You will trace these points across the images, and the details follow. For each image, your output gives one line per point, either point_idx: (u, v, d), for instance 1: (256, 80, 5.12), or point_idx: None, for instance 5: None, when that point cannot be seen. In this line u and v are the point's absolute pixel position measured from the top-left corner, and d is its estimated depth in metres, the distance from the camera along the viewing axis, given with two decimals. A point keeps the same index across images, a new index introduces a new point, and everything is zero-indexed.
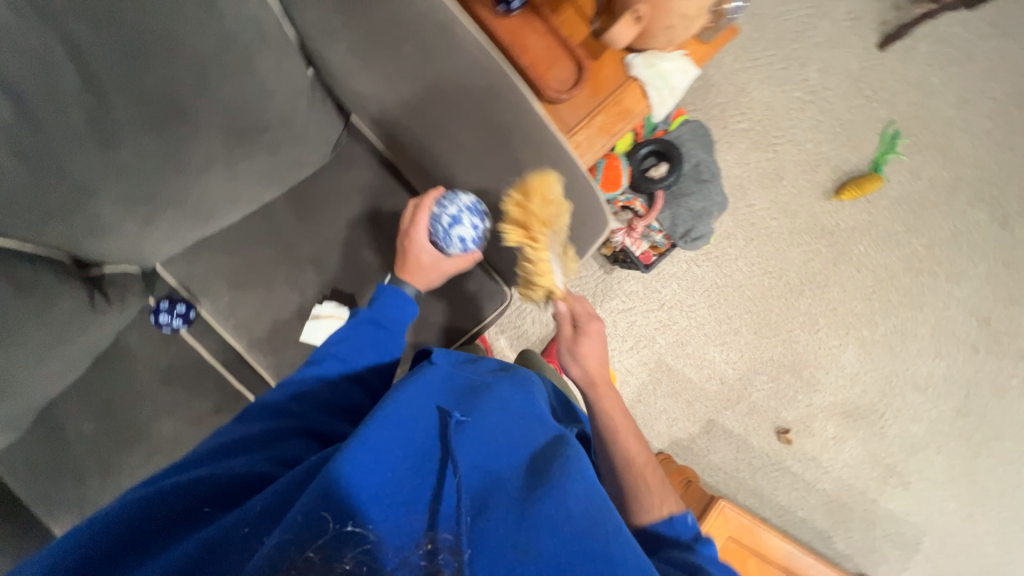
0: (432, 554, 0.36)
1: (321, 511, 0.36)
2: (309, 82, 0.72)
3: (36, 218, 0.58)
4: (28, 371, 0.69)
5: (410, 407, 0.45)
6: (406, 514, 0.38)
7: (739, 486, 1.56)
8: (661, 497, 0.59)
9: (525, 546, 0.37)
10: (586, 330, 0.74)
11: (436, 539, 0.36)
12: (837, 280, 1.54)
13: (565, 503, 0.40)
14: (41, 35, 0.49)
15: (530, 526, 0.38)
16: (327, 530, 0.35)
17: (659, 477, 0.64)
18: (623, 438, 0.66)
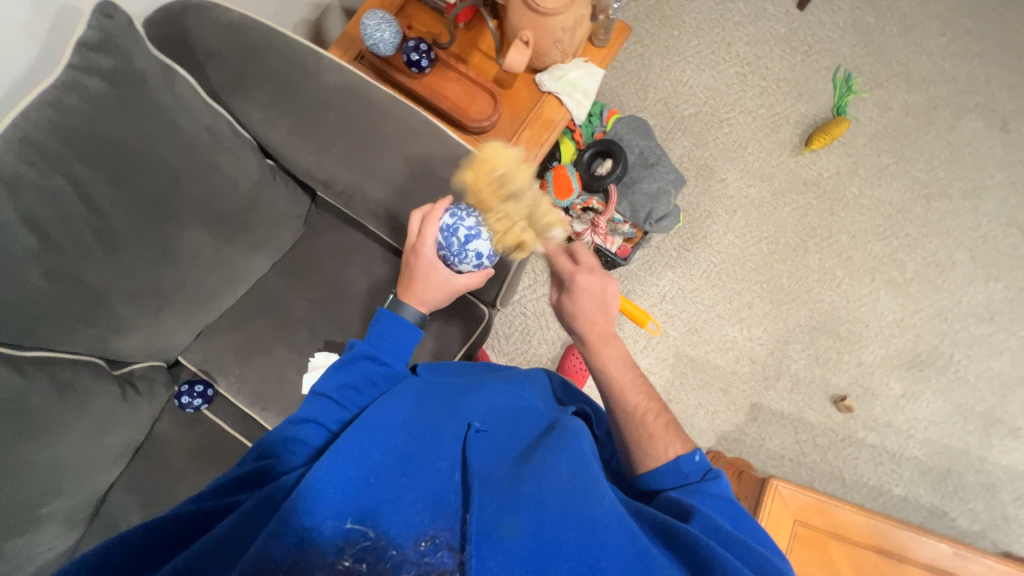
0: (437, 545, 0.45)
1: (339, 525, 0.45)
2: (270, 169, 0.87)
3: (67, 324, 0.72)
4: (77, 464, 0.79)
5: (400, 434, 0.54)
6: (409, 519, 0.46)
7: (812, 473, 1.40)
8: (665, 442, 0.66)
9: (511, 524, 0.45)
10: (574, 287, 0.77)
11: (438, 534, 0.45)
12: (840, 229, 1.48)
13: (542, 483, 0.50)
14: (56, 181, 0.65)
15: (514, 505, 0.47)
16: (347, 540, 0.44)
17: (665, 420, 0.69)
18: (624, 390, 0.73)
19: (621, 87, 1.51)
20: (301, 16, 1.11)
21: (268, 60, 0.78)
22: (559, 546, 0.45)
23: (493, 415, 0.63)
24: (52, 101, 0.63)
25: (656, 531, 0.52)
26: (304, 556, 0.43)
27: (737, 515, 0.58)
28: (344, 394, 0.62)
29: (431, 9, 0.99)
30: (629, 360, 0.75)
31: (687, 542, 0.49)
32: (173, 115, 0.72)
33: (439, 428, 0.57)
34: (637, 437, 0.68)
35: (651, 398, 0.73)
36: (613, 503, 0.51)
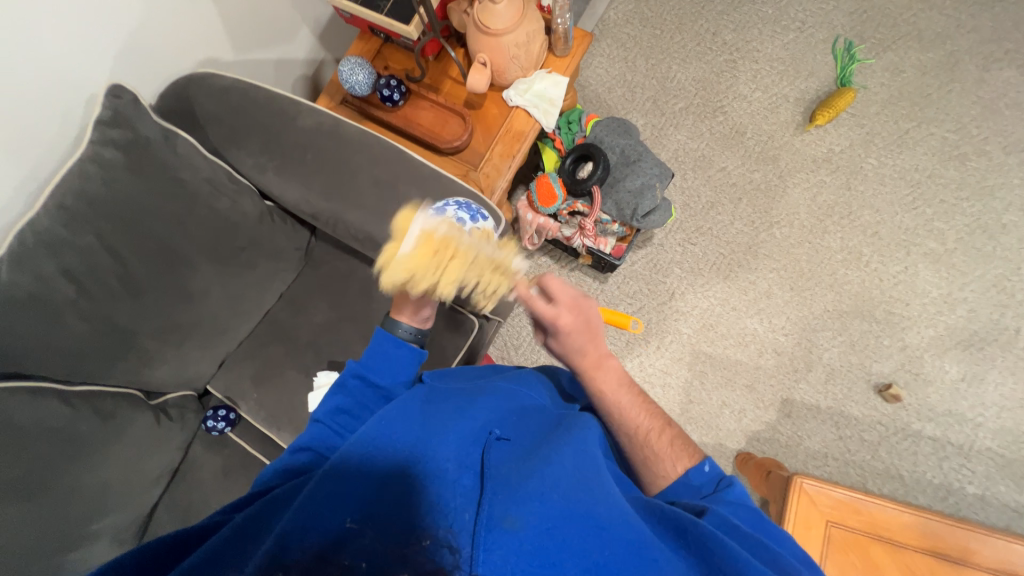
0: (435, 543, 0.43)
1: (341, 524, 0.45)
2: (268, 209, 0.97)
3: (104, 359, 0.84)
4: (120, 486, 0.89)
5: (402, 433, 0.54)
6: (407, 519, 0.45)
7: (864, 472, 1.27)
8: (673, 460, 0.63)
9: (513, 517, 0.45)
10: (559, 330, 0.72)
11: (436, 531, 0.44)
12: (861, 204, 1.39)
13: (544, 479, 0.49)
14: (86, 237, 0.78)
15: (514, 501, 0.46)
16: (347, 540, 0.44)
17: (671, 436, 0.66)
18: (625, 414, 0.68)
19: (607, 91, 1.50)
20: (298, 72, 1.24)
21: (255, 114, 0.90)
22: (561, 540, 0.44)
23: (500, 414, 0.61)
24: (79, 172, 0.78)
25: (665, 525, 0.50)
26: (305, 557, 0.43)
27: (754, 515, 0.55)
28: (340, 416, 0.62)
29: (403, 47, 1.06)
30: (626, 381, 0.71)
31: (694, 535, 0.48)
32: (176, 171, 0.84)
33: (442, 424, 0.56)
34: (645, 461, 0.65)
35: (654, 416, 0.69)
36: (616, 500, 0.50)
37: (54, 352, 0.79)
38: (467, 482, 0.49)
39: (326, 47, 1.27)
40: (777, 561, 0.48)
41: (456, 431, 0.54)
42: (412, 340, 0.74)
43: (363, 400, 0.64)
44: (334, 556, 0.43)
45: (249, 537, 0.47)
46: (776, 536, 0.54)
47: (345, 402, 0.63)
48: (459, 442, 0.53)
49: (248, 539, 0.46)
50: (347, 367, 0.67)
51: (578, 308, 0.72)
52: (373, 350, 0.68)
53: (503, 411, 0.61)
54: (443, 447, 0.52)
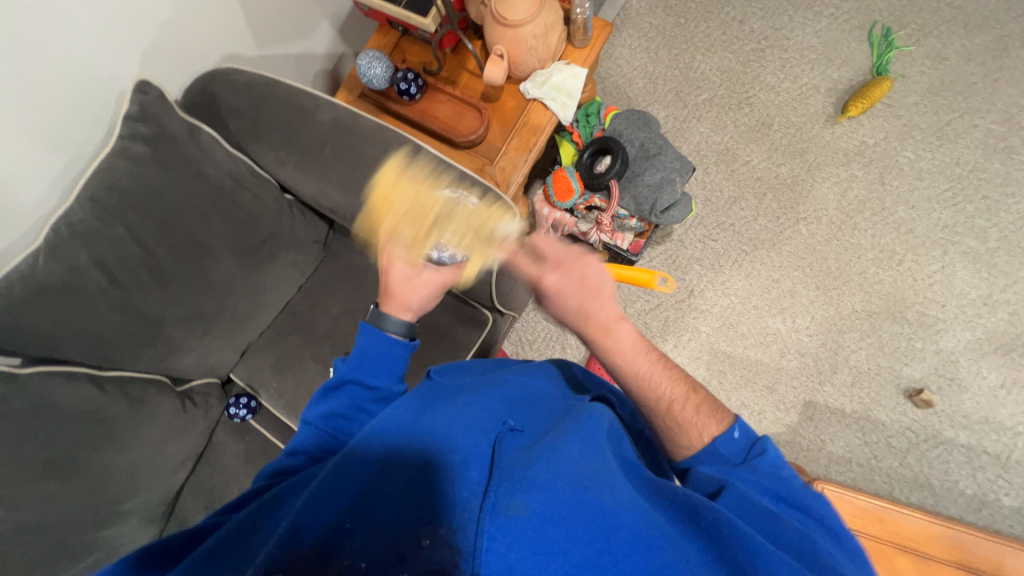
0: (436, 541, 0.43)
1: (340, 526, 0.45)
2: (288, 203, 0.99)
3: (133, 346, 0.88)
4: (148, 468, 0.93)
5: (405, 429, 0.54)
6: (407, 517, 0.45)
7: (891, 479, 1.22)
8: (697, 428, 0.60)
9: (518, 504, 0.44)
10: (560, 288, 0.71)
11: (436, 530, 0.44)
12: (895, 199, 1.32)
13: (550, 466, 0.48)
14: (116, 229, 0.82)
15: (518, 488, 0.46)
16: (347, 539, 0.44)
17: (696, 402, 0.63)
18: (646, 381, 0.66)
19: (628, 83, 1.45)
20: (319, 67, 1.25)
21: (275, 109, 0.91)
22: (566, 530, 0.43)
23: (507, 403, 0.60)
24: (109, 166, 0.81)
25: (676, 509, 0.48)
26: (306, 555, 0.43)
27: (782, 488, 0.53)
28: (335, 420, 0.61)
29: (420, 40, 1.05)
30: (643, 346, 0.68)
31: (707, 521, 0.46)
32: (200, 165, 0.87)
33: (445, 417, 0.56)
34: (668, 431, 0.63)
35: (677, 381, 0.66)
36: (622, 488, 0.49)
37: (86, 339, 0.83)
38: (472, 474, 0.48)
39: (346, 41, 1.28)
40: (797, 546, 0.47)
41: (460, 423, 0.54)
42: (404, 335, 0.69)
43: (358, 400, 0.63)
44: (335, 556, 0.43)
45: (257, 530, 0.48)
46: (805, 508, 0.52)
47: (338, 405, 0.62)
48: (460, 434, 0.53)
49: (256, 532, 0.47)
50: (338, 371, 0.65)
51: (577, 273, 0.71)
52: (364, 348, 0.66)
53: (507, 402, 0.61)
54: (446, 441, 0.52)
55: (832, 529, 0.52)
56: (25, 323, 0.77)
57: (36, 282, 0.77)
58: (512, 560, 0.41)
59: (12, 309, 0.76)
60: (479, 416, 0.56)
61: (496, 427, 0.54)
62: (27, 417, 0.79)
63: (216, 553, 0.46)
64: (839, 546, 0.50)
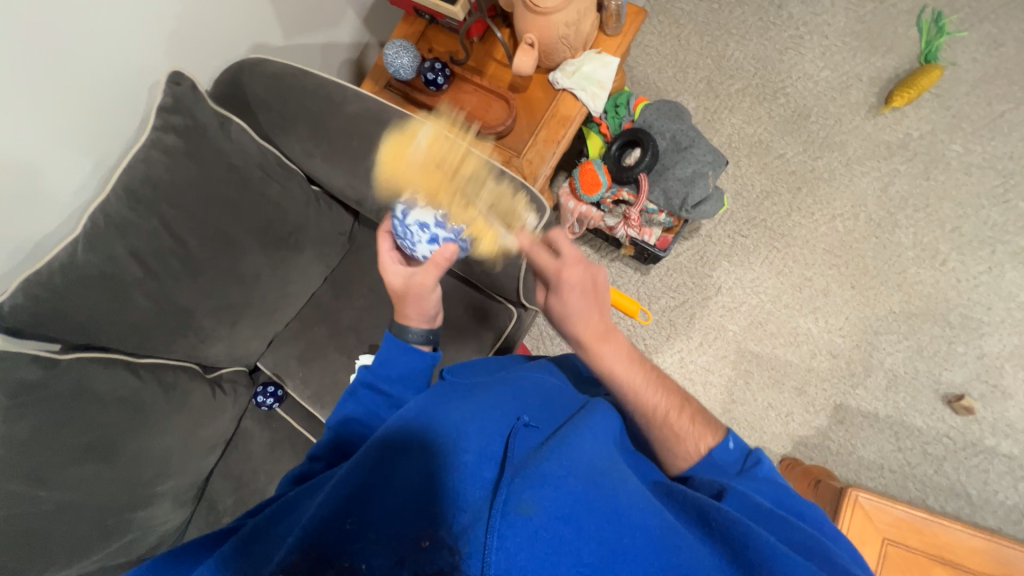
0: (438, 542, 0.42)
1: (340, 525, 0.43)
2: (314, 194, 0.99)
3: (166, 335, 0.90)
4: (180, 454, 0.95)
5: (411, 423, 0.53)
6: (411, 517, 0.44)
7: (925, 487, 1.17)
8: (696, 439, 0.59)
9: (529, 503, 0.43)
10: (560, 283, 0.67)
11: (438, 531, 0.42)
12: (939, 196, 1.26)
13: (562, 463, 0.47)
14: (149, 220, 0.83)
15: (529, 485, 0.44)
16: (349, 541, 0.42)
17: (690, 413, 0.61)
18: (638, 393, 0.62)
19: (657, 72, 1.40)
20: (343, 57, 1.24)
21: (303, 100, 0.91)
22: (577, 528, 0.42)
23: (521, 399, 0.59)
24: (143, 157, 0.81)
25: (687, 510, 0.48)
26: (304, 557, 0.41)
27: (780, 492, 0.53)
28: (353, 424, 0.61)
29: (447, 29, 1.03)
30: (634, 356, 0.65)
31: (718, 521, 0.45)
32: (230, 156, 0.87)
33: (456, 412, 0.54)
34: (666, 442, 0.60)
35: (671, 393, 0.63)
36: (632, 486, 0.48)
37: (121, 328, 0.85)
38: (484, 473, 0.47)
39: (370, 31, 1.27)
40: (804, 546, 0.46)
41: (471, 419, 0.52)
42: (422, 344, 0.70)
43: (375, 407, 0.62)
44: (335, 557, 0.42)
45: (269, 532, 0.46)
46: (806, 513, 0.52)
47: (356, 411, 0.62)
48: (469, 430, 0.51)
49: (268, 533, 0.46)
50: (358, 375, 0.66)
51: (582, 276, 0.67)
52: (381, 357, 0.66)
53: (518, 398, 0.59)
54: (456, 435, 0.50)
55: (834, 530, 0.52)
56: (65, 312, 0.79)
57: (74, 272, 0.79)
58: (522, 563, 0.40)
59: (53, 298, 0.78)
60: (490, 411, 0.54)
61: (511, 424, 0.53)
62: (68, 402, 0.81)
63: (232, 565, 0.44)
64: (844, 548, 0.50)
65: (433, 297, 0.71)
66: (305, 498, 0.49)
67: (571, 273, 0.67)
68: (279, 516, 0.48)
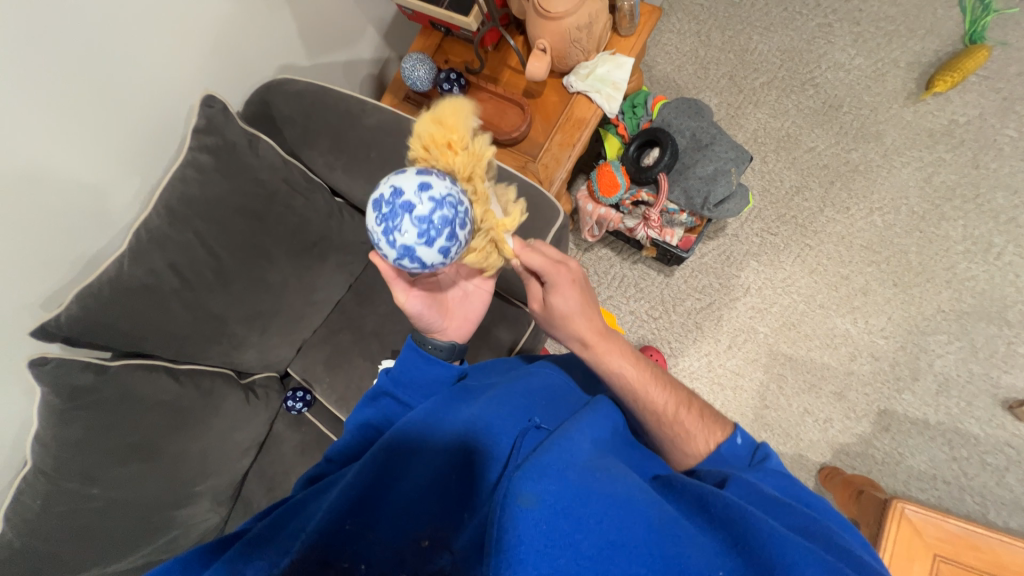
0: (437, 543, 0.43)
1: (342, 527, 0.43)
2: (337, 206, 1.03)
3: (203, 340, 0.95)
4: (216, 456, 1.00)
5: (416, 422, 0.54)
6: (415, 516, 0.44)
7: (985, 500, 1.08)
8: (705, 434, 0.59)
9: (528, 495, 0.42)
10: (559, 282, 0.64)
11: (438, 532, 0.44)
12: (990, 186, 1.18)
13: (561, 456, 0.47)
14: (186, 234, 0.88)
15: (528, 478, 0.44)
16: (351, 542, 0.42)
17: (698, 409, 0.62)
18: (645, 390, 0.62)
19: (677, 70, 1.37)
20: (364, 72, 1.28)
21: (325, 115, 0.96)
22: (579, 520, 0.41)
23: (527, 397, 0.59)
24: (181, 175, 0.87)
25: (687, 501, 0.46)
26: (307, 557, 0.40)
27: (787, 484, 0.51)
28: (368, 430, 0.60)
29: (462, 39, 1.05)
30: (638, 355, 0.65)
31: (717, 509, 0.44)
32: (258, 171, 0.92)
33: (461, 415, 0.54)
34: (675, 440, 0.60)
35: (673, 390, 0.64)
36: (634, 480, 0.47)
37: (161, 335, 0.90)
38: (489, 475, 0.47)
39: (389, 46, 1.31)
40: (810, 532, 0.43)
41: (475, 419, 0.53)
42: (446, 356, 0.68)
43: (388, 412, 0.62)
44: (337, 558, 0.41)
45: (275, 533, 0.46)
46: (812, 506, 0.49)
47: (374, 415, 0.61)
48: (478, 429, 0.51)
49: (274, 533, 0.46)
50: (379, 380, 0.65)
51: (575, 276, 0.65)
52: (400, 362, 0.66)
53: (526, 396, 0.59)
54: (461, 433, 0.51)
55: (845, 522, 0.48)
56: (111, 320, 0.85)
57: (121, 283, 0.85)
58: (523, 553, 0.39)
59: (100, 308, 0.84)
60: (495, 408, 0.55)
61: (521, 424, 0.53)
62: (115, 405, 0.87)
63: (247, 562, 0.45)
64: (856, 539, 0.46)
65: (408, 301, 0.67)
66: (314, 497, 0.50)
67: (565, 274, 0.64)
68: (283, 520, 0.48)
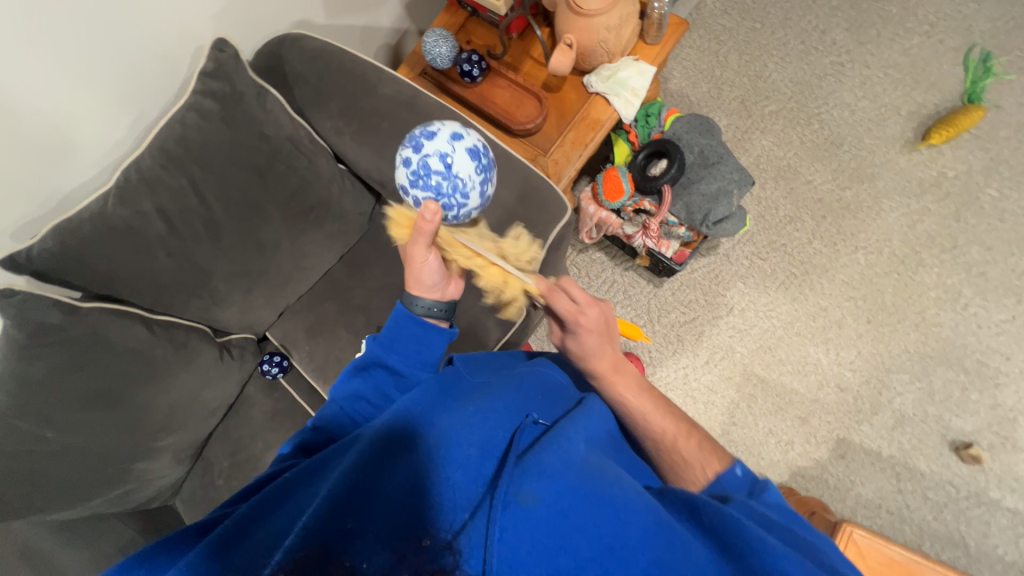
0: (439, 544, 0.40)
1: (340, 525, 0.40)
2: (340, 172, 1.00)
3: (184, 292, 0.91)
4: (185, 412, 0.97)
5: (413, 411, 0.52)
6: (411, 512, 0.42)
7: (921, 533, 1.15)
8: (702, 463, 0.58)
9: (529, 493, 0.42)
10: (578, 328, 0.67)
11: (438, 531, 0.41)
12: (968, 239, 1.24)
13: (561, 456, 0.47)
14: (179, 179, 0.85)
15: (529, 477, 0.44)
16: (351, 540, 0.40)
17: (699, 439, 0.61)
18: (648, 418, 0.63)
19: (692, 86, 1.38)
20: (381, 41, 1.25)
21: (339, 78, 0.93)
22: (579, 523, 0.41)
23: (525, 392, 0.59)
24: (180, 118, 0.84)
25: (677, 508, 0.47)
26: (308, 557, 0.38)
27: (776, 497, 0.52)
28: (362, 405, 0.59)
29: (487, 23, 1.04)
30: (652, 390, 0.66)
31: (708, 519, 0.45)
32: (263, 126, 0.89)
33: (455, 408, 0.53)
34: (670, 465, 0.61)
35: (680, 420, 0.64)
36: (629, 483, 0.47)
37: (140, 281, 0.87)
38: (488, 468, 0.46)
39: (410, 18, 1.28)
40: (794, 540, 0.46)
41: (471, 411, 0.52)
42: (437, 319, 0.66)
43: (384, 388, 0.60)
44: (337, 557, 0.39)
45: (259, 522, 0.45)
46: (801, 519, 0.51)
47: (364, 389, 0.60)
48: (475, 421, 0.50)
49: (258, 520, 0.45)
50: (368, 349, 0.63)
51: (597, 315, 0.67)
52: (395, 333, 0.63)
53: (525, 393, 0.59)
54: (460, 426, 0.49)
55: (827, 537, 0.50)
56: (90, 259, 0.82)
57: (104, 222, 0.81)
58: (525, 552, 0.40)
59: (79, 245, 0.80)
60: (495, 403, 0.54)
61: (518, 418, 0.53)
62: (83, 348, 0.84)
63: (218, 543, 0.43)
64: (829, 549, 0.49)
65: (427, 264, 0.66)
66: (302, 486, 0.48)
67: (588, 317, 0.66)
68: (268, 507, 0.46)
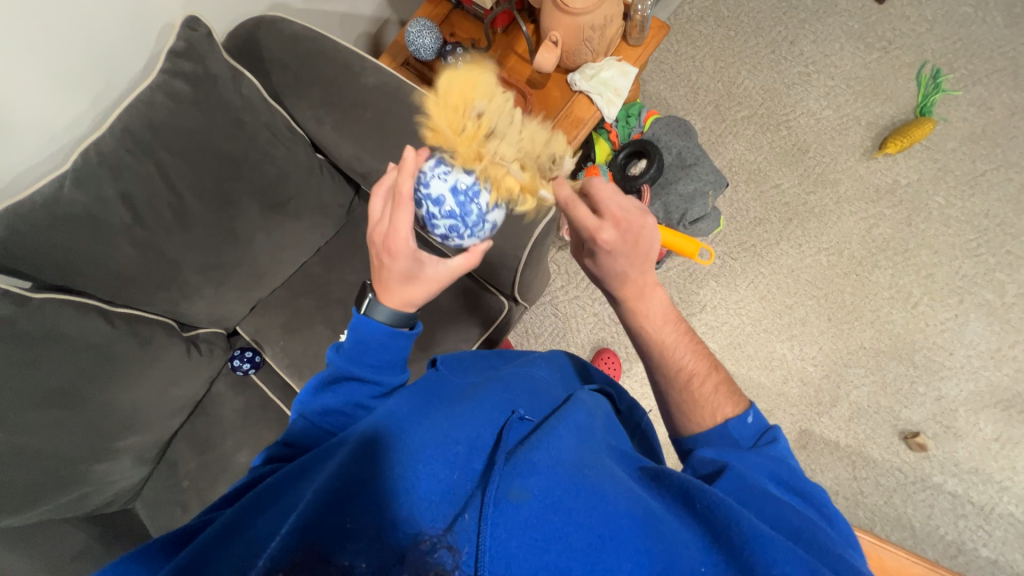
0: (435, 541, 0.39)
1: (339, 524, 0.40)
2: (318, 162, 0.97)
3: (149, 284, 0.87)
4: (148, 410, 0.92)
5: (398, 416, 0.52)
6: (403, 509, 0.41)
7: (873, 515, 1.24)
8: (718, 406, 0.61)
9: (519, 490, 0.42)
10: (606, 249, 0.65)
11: (434, 528, 0.40)
12: (919, 242, 1.33)
13: (550, 453, 0.47)
14: (145, 164, 0.80)
15: (519, 474, 0.44)
16: (347, 539, 0.38)
17: (716, 381, 0.63)
18: (673, 353, 0.66)
19: (669, 89, 1.42)
20: (361, 29, 1.22)
21: (319, 65, 0.90)
22: (571, 516, 0.42)
23: (510, 393, 0.60)
24: (147, 99, 0.79)
25: (673, 496, 0.48)
26: (303, 557, 0.37)
27: (784, 470, 0.53)
28: (333, 416, 0.58)
29: (472, 16, 1.03)
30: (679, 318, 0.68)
31: (702, 505, 0.46)
32: (238, 111, 0.85)
33: (442, 411, 0.53)
34: (684, 404, 0.63)
35: (701, 357, 0.66)
36: (620, 479, 0.48)
37: (101, 272, 0.82)
38: (477, 465, 0.46)
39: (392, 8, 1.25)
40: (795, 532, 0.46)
41: (457, 412, 0.53)
42: (399, 325, 0.66)
43: (353, 397, 0.59)
44: (333, 556, 0.37)
45: (244, 527, 0.43)
46: (808, 496, 0.51)
47: (333, 402, 0.59)
48: (461, 422, 0.51)
49: (246, 524, 0.44)
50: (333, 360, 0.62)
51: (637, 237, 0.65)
52: (363, 342, 0.62)
53: (512, 394, 0.60)
54: (449, 426, 0.50)
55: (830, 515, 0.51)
56: (44, 247, 0.76)
57: (60, 208, 0.76)
58: (516, 548, 0.39)
59: (31, 232, 0.74)
60: (483, 404, 0.55)
61: (503, 416, 0.54)
62: (34, 342, 0.77)
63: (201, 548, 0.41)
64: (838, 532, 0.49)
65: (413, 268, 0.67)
66: (290, 491, 0.46)
67: (634, 239, 0.65)
68: (256, 513, 0.45)
